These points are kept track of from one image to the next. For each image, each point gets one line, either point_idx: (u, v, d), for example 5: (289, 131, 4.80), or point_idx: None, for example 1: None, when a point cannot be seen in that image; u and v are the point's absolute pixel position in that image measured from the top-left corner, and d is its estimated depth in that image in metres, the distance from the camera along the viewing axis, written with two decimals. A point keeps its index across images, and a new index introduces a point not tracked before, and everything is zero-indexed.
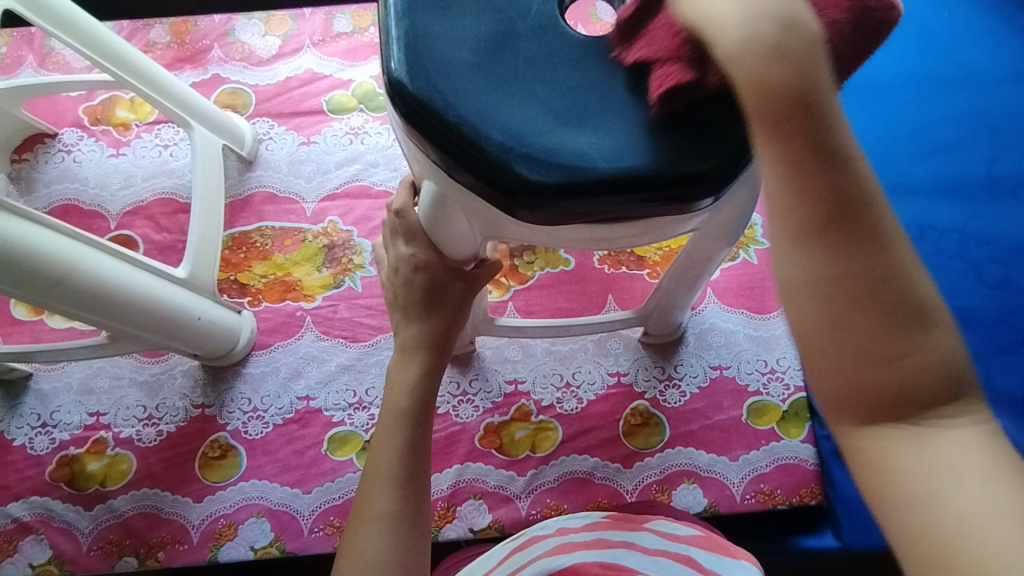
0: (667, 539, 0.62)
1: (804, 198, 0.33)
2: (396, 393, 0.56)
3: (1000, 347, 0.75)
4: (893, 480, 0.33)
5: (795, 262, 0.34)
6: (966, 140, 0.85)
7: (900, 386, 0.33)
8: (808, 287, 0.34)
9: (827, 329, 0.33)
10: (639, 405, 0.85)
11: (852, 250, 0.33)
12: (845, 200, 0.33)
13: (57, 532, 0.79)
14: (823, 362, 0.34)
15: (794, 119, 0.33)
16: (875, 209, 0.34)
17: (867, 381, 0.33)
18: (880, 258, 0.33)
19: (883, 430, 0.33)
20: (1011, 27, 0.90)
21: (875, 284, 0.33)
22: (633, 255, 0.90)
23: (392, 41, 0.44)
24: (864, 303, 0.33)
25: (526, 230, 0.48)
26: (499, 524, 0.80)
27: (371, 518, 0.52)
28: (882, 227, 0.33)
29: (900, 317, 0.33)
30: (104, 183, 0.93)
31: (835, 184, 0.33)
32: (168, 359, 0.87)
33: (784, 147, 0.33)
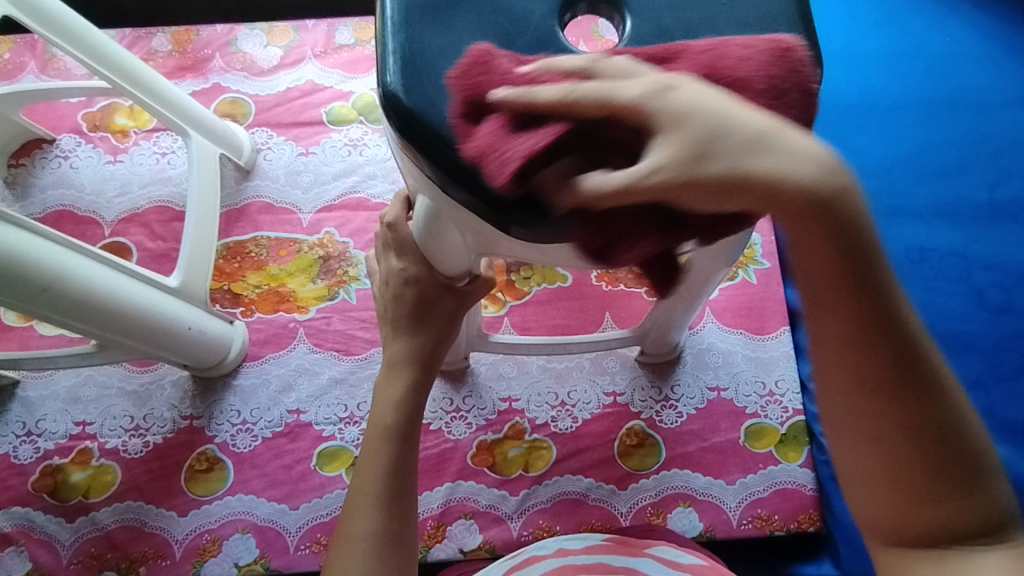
0: (668, 566, 0.60)
1: (868, 368, 0.37)
2: (382, 410, 0.55)
3: (1001, 375, 0.76)
4: None
5: (858, 411, 0.39)
6: (966, 164, 0.86)
7: (942, 520, 0.38)
8: (869, 434, 0.39)
9: (880, 467, 0.39)
10: (634, 425, 0.83)
11: (909, 408, 0.37)
12: (907, 370, 0.37)
13: (38, 544, 0.77)
14: (876, 487, 0.40)
15: (856, 295, 0.36)
16: (931, 369, 0.37)
17: (910, 515, 0.39)
18: (929, 410, 0.37)
19: (912, 551, 0.40)
20: (1012, 52, 0.90)
21: (931, 437, 0.37)
22: (632, 272, 0.89)
23: (388, 53, 0.44)
24: (919, 448, 0.37)
25: (519, 248, 0.48)
26: (489, 545, 0.78)
27: (355, 539, 0.50)
28: (935, 386, 0.37)
29: (947, 466, 0.37)
30: (100, 190, 0.92)
31: (895, 355, 0.36)
32: (157, 368, 0.86)
33: (858, 318, 0.36)
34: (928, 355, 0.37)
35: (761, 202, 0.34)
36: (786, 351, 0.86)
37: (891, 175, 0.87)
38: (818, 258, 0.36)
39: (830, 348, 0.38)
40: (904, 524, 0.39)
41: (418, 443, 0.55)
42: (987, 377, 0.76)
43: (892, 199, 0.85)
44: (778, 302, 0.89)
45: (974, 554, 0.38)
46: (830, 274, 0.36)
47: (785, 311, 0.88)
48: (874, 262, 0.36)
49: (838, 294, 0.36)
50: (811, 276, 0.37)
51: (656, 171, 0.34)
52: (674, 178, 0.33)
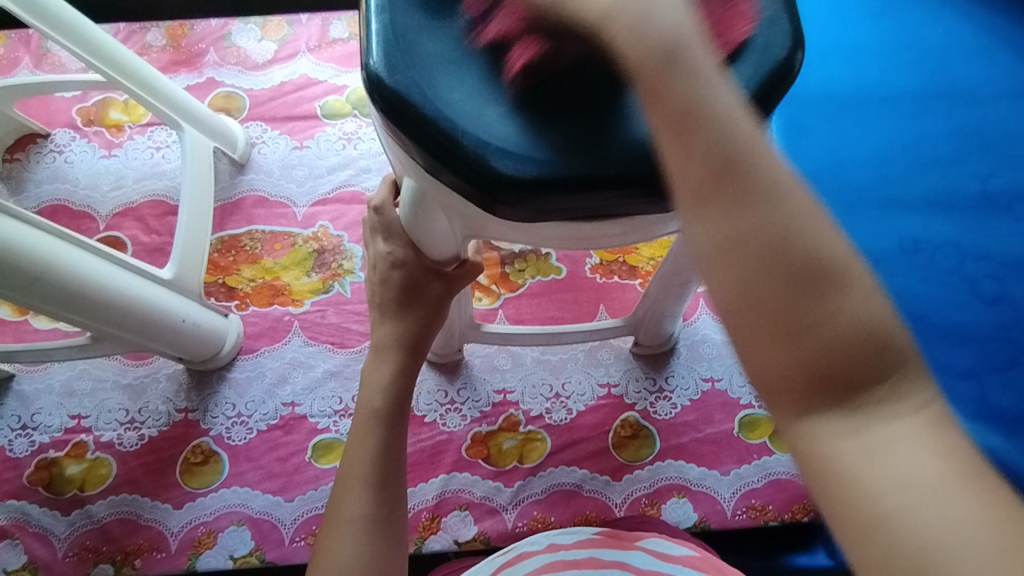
0: (658, 558, 0.60)
1: (694, 163, 0.30)
2: (370, 393, 0.56)
3: (996, 365, 0.76)
4: (853, 492, 0.28)
5: (706, 237, 0.30)
6: (959, 155, 0.86)
7: (827, 363, 0.28)
8: (726, 261, 0.30)
9: (739, 300, 0.30)
10: (629, 416, 0.83)
11: (752, 212, 0.30)
12: (730, 160, 0.30)
13: (32, 537, 0.77)
14: (736, 321, 0.30)
15: (660, 67, 0.31)
16: (760, 162, 0.30)
17: (797, 355, 0.29)
18: (780, 213, 0.30)
19: (821, 421, 0.29)
20: (1006, 44, 0.91)
21: (777, 244, 0.29)
22: (626, 264, 0.89)
23: (373, 35, 0.43)
24: (765, 263, 0.29)
25: (507, 229, 0.48)
26: (484, 536, 0.78)
27: (344, 522, 0.51)
28: (770, 179, 0.30)
29: (807, 283, 0.29)
30: (94, 184, 0.92)
31: (720, 133, 0.30)
32: (152, 362, 0.86)
33: (672, 117, 0.31)
34: (760, 157, 0.30)
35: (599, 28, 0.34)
36: None
37: (885, 167, 0.86)
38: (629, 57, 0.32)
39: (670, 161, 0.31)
40: (793, 377, 0.29)
41: (407, 429, 0.56)
42: (981, 367, 0.76)
43: (885, 190, 0.85)
44: None
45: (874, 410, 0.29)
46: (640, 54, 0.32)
47: None
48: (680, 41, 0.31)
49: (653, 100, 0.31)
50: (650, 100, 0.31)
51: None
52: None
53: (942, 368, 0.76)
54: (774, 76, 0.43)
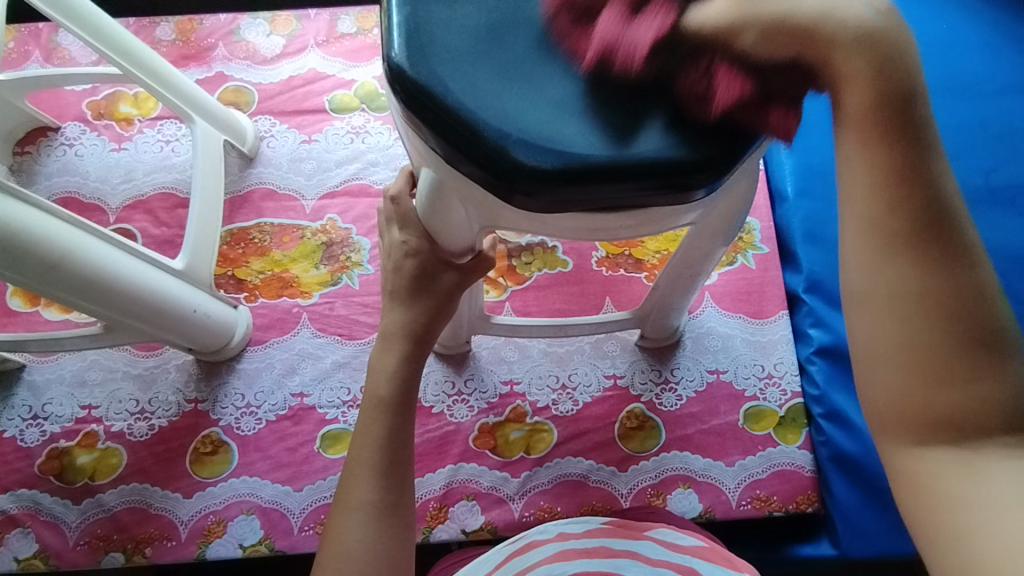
0: (670, 549, 0.61)
1: (899, 221, 0.41)
2: (376, 379, 0.57)
3: None
4: (932, 497, 0.43)
5: (884, 316, 0.42)
6: (963, 149, 0.87)
7: (955, 407, 0.41)
8: (913, 363, 0.41)
9: (901, 340, 0.42)
10: (635, 408, 0.84)
11: (939, 273, 0.41)
12: (933, 233, 0.41)
13: (44, 526, 0.78)
14: (884, 336, 0.43)
15: (890, 130, 0.40)
16: (957, 232, 0.41)
17: (932, 400, 0.41)
18: (965, 284, 0.41)
19: (929, 448, 0.43)
20: (1007, 40, 0.92)
21: (949, 284, 0.41)
22: (632, 257, 0.90)
23: (393, 27, 0.45)
24: (942, 322, 0.41)
25: (521, 219, 0.49)
26: (491, 526, 0.79)
27: (352, 506, 0.51)
28: (961, 248, 0.41)
29: (975, 342, 0.41)
30: (104, 177, 0.93)
31: (927, 199, 0.41)
32: (162, 353, 0.86)
33: (893, 173, 0.41)
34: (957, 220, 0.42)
35: (805, 40, 0.40)
36: (784, 335, 0.87)
37: None
38: (854, 96, 0.40)
39: (866, 221, 0.42)
40: (919, 410, 0.42)
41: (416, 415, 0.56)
42: None
43: None
44: (776, 286, 0.90)
45: (990, 448, 0.41)
46: (878, 102, 0.40)
47: (784, 295, 0.89)
48: (913, 102, 0.40)
49: (881, 175, 0.41)
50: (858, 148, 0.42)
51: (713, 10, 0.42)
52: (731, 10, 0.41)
53: None
54: None
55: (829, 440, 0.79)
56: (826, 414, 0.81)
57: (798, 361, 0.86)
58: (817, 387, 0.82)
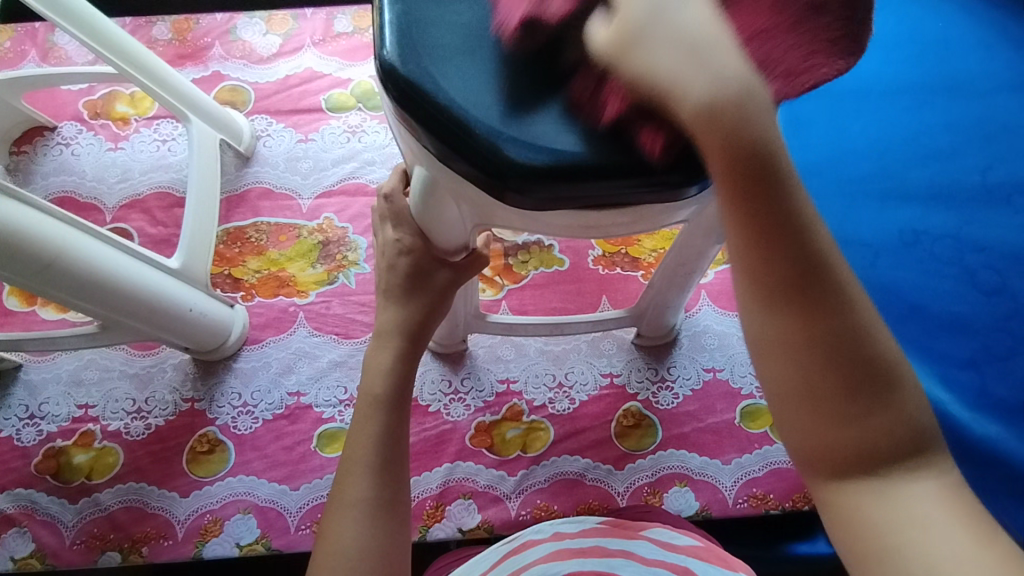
0: (665, 549, 0.61)
1: (775, 278, 0.38)
2: (370, 378, 0.57)
3: (995, 355, 0.77)
4: (865, 532, 0.38)
5: (780, 364, 0.39)
6: (959, 147, 0.87)
7: (862, 445, 0.38)
8: (809, 406, 0.39)
9: (800, 387, 0.39)
10: (631, 406, 0.84)
11: (820, 321, 0.38)
12: (809, 280, 0.38)
13: (40, 525, 0.78)
14: (782, 385, 0.39)
15: (756, 185, 0.37)
16: (831, 276, 0.38)
17: (836, 441, 0.38)
18: (842, 328, 0.38)
19: (851, 485, 0.38)
20: (1004, 37, 0.92)
21: (833, 328, 0.38)
22: (628, 256, 0.90)
23: (385, 25, 0.45)
24: (830, 371, 0.38)
25: (515, 217, 0.49)
26: (488, 525, 0.79)
27: (347, 504, 0.52)
28: (837, 292, 0.38)
29: (863, 383, 0.38)
30: (101, 176, 0.93)
31: (798, 250, 0.38)
32: (159, 352, 0.87)
33: (761, 220, 0.38)
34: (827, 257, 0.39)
35: (666, 95, 0.39)
36: None
37: (885, 159, 0.87)
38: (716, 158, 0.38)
39: (748, 272, 0.39)
40: (836, 452, 0.38)
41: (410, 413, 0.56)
42: (981, 358, 0.78)
43: (886, 182, 0.86)
44: None
45: (902, 478, 0.37)
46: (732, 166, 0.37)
47: None
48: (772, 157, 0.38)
49: (748, 221, 0.38)
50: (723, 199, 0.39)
51: (598, 38, 0.41)
52: (604, 48, 0.41)
53: (941, 358, 0.78)
54: None
55: None
56: None
57: None
58: None
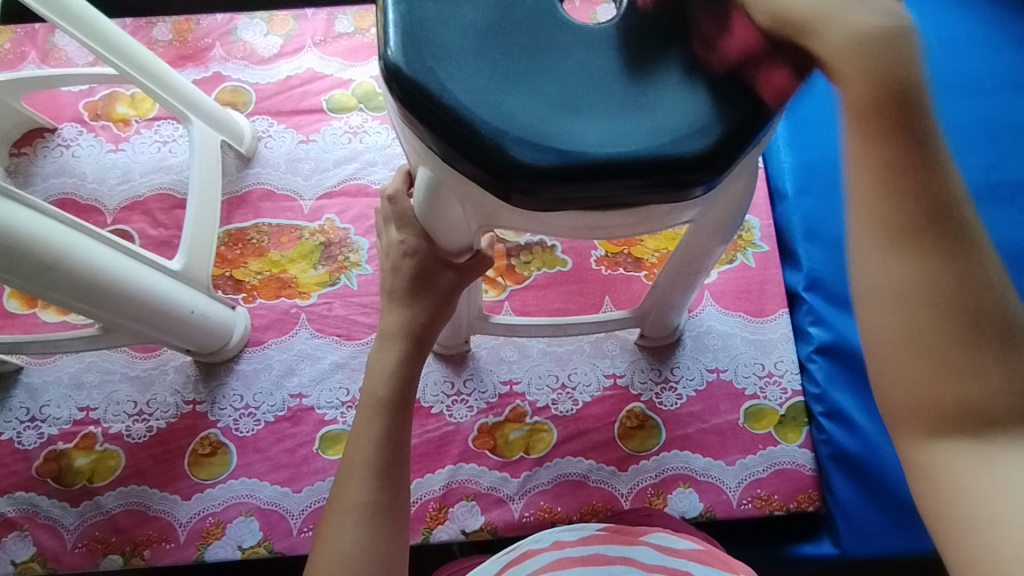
0: (664, 553, 0.60)
1: (902, 211, 0.36)
2: (374, 380, 0.56)
3: None
4: (938, 486, 0.38)
5: (893, 309, 0.37)
6: (962, 146, 0.87)
7: (968, 397, 0.36)
8: (914, 352, 0.36)
9: (907, 332, 0.36)
10: (634, 407, 0.84)
11: (950, 265, 0.36)
12: (938, 220, 0.36)
13: (41, 528, 0.77)
14: (886, 325, 0.37)
15: (886, 108, 0.36)
16: (962, 222, 0.36)
17: (945, 389, 0.36)
18: (968, 276, 0.36)
19: (947, 435, 0.37)
20: (1009, 36, 0.92)
21: (960, 274, 0.36)
22: (630, 256, 0.90)
23: (389, 25, 0.44)
24: (941, 319, 0.36)
25: (519, 218, 0.48)
26: (491, 526, 0.78)
27: (346, 507, 0.51)
28: (966, 238, 0.36)
29: (984, 337, 0.35)
30: (102, 178, 0.93)
31: (931, 191, 0.36)
32: (160, 354, 0.86)
33: (890, 155, 0.36)
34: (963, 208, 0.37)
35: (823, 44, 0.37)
36: (784, 334, 0.86)
37: None
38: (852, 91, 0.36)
39: (868, 203, 0.37)
40: (936, 401, 0.37)
41: (412, 416, 0.56)
42: None
43: None
44: (776, 284, 0.89)
45: (1002, 439, 0.36)
46: (872, 93, 0.36)
47: (784, 294, 0.89)
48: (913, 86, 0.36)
49: (881, 160, 0.36)
50: (859, 147, 0.37)
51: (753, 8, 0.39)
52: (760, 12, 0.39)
53: None
54: None
55: (829, 438, 0.79)
56: (825, 412, 0.81)
57: (799, 359, 0.85)
58: (818, 385, 0.82)
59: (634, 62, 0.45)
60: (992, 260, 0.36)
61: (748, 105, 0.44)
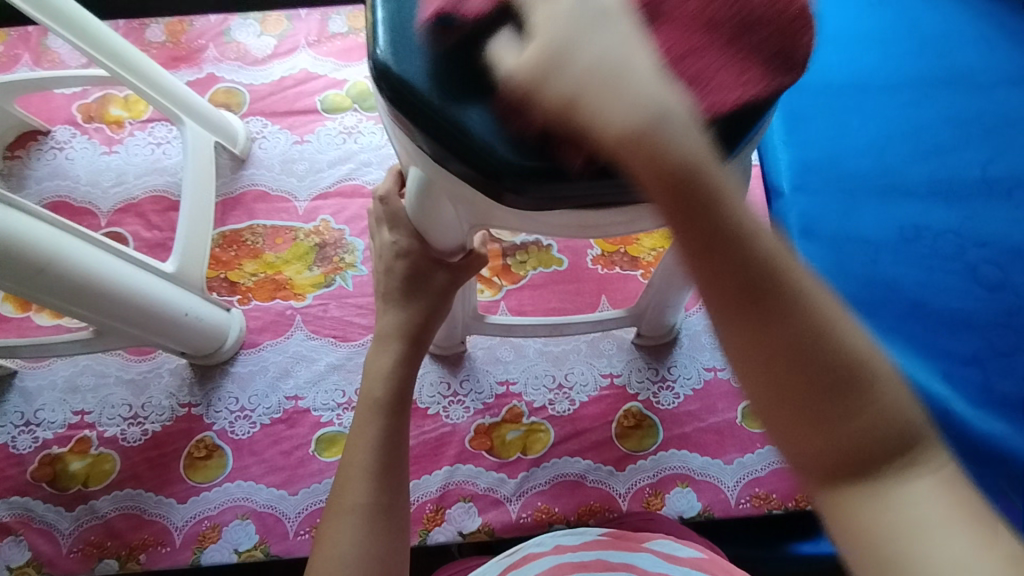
0: (666, 560, 0.60)
1: (722, 282, 0.34)
2: (372, 382, 0.56)
3: (998, 351, 0.77)
4: (872, 537, 0.33)
5: (750, 377, 0.35)
6: (957, 142, 0.89)
7: (845, 447, 0.34)
8: (780, 415, 0.34)
9: (773, 398, 0.34)
10: (632, 407, 0.83)
11: (778, 327, 0.34)
12: (757, 284, 0.34)
13: (36, 533, 0.77)
14: (757, 394, 0.35)
15: (681, 190, 0.34)
16: (782, 278, 0.34)
17: (824, 446, 0.34)
18: (803, 334, 0.34)
19: (847, 487, 0.34)
20: (1003, 32, 0.95)
21: (794, 335, 0.34)
22: (627, 255, 0.90)
23: (379, 23, 0.44)
24: (791, 371, 0.34)
25: (513, 218, 0.48)
26: (488, 528, 0.78)
27: (345, 510, 0.51)
28: (790, 296, 0.34)
29: (834, 387, 0.34)
30: (95, 181, 0.92)
31: (742, 253, 0.34)
32: (155, 357, 0.86)
33: (701, 226, 0.34)
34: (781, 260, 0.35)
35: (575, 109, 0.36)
36: None
37: (885, 155, 0.90)
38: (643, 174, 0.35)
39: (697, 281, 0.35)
40: (823, 458, 0.34)
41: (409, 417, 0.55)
42: (986, 355, 0.77)
43: (884, 177, 0.88)
44: None
45: (897, 476, 0.33)
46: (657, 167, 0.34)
47: None
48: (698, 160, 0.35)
49: (693, 237, 0.34)
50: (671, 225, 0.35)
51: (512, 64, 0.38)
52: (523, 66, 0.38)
53: (943, 353, 0.79)
54: None
55: None
56: None
57: None
58: None
59: None
60: (819, 304, 0.35)
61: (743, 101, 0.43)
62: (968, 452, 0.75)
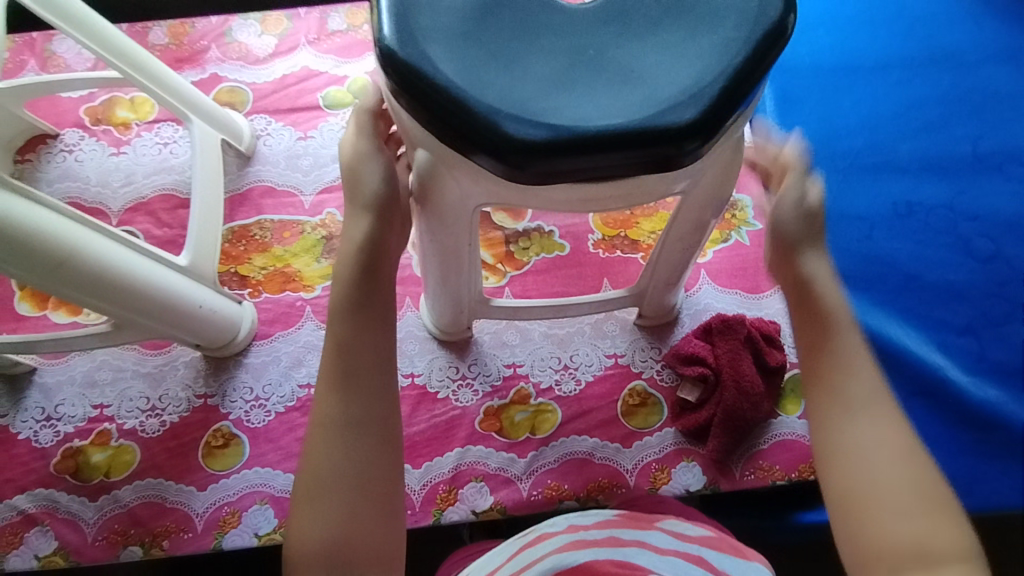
0: (679, 539, 0.63)
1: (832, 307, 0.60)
2: (337, 292, 0.59)
3: (991, 320, 0.82)
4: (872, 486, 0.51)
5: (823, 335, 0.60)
6: (948, 119, 0.92)
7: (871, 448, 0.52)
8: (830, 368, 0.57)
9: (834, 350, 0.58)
10: (636, 385, 0.86)
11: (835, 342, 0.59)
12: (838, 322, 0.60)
13: (62, 523, 0.79)
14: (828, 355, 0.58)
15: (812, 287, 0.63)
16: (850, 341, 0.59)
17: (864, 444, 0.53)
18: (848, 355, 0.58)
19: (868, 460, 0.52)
20: (989, 9, 0.97)
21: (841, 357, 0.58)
22: (627, 239, 0.92)
23: (382, 12, 0.46)
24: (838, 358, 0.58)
25: (515, 194, 0.50)
26: (500, 506, 0.80)
27: (320, 425, 0.55)
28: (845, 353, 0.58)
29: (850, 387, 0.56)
30: (105, 181, 0.94)
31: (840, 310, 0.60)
32: (170, 350, 0.88)
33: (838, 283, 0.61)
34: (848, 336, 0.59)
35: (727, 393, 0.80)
36: (781, 309, 0.88)
37: (875, 132, 0.92)
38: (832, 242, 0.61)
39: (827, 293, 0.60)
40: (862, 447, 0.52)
41: (378, 321, 0.58)
42: (977, 323, 0.82)
43: (879, 156, 0.91)
44: None
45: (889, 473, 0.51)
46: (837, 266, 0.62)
47: None
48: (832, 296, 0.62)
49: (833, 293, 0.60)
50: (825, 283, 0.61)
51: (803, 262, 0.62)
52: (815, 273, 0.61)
53: (937, 325, 0.83)
54: (768, 39, 0.46)
55: None
56: None
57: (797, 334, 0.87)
58: None
59: (622, 37, 0.47)
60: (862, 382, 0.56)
61: (734, 74, 0.45)
62: (965, 416, 0.78)
